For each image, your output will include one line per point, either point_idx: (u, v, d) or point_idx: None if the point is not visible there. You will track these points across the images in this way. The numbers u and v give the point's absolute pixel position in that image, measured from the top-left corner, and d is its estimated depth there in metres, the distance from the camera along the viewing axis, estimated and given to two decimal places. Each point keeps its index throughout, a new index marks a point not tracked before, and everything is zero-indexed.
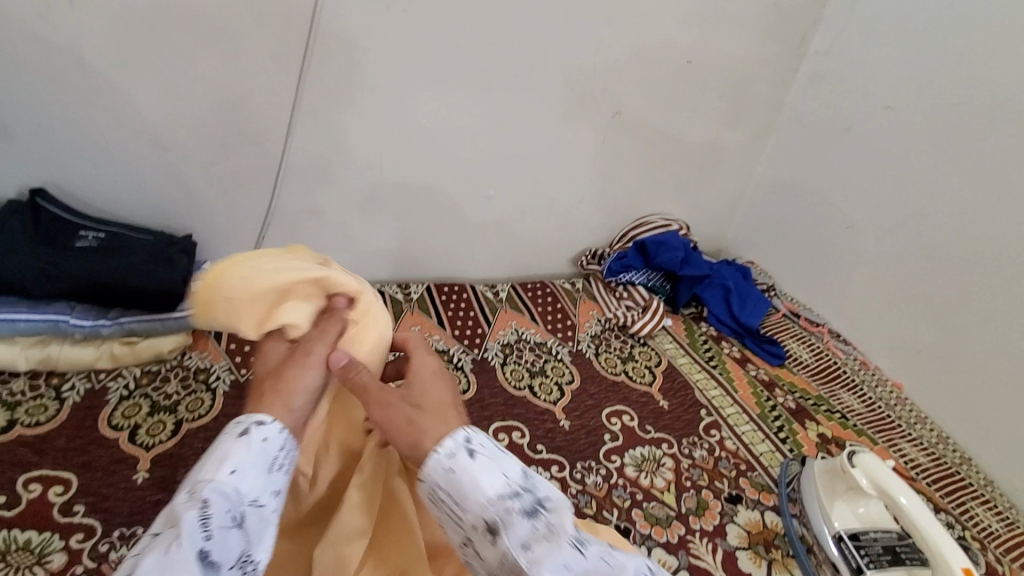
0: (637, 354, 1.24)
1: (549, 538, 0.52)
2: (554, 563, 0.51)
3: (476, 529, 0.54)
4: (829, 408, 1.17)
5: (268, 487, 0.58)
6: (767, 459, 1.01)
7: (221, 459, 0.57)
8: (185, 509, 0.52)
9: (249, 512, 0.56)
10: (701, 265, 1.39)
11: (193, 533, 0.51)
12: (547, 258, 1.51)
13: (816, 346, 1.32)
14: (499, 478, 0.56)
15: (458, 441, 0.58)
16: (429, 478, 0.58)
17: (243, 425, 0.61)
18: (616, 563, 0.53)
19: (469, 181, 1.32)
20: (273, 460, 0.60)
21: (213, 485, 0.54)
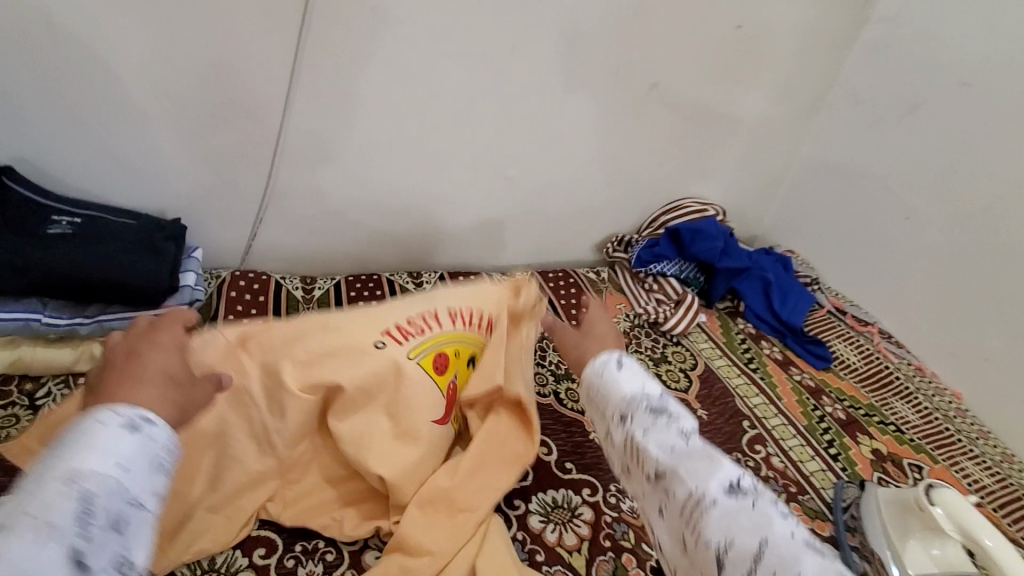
0: (670, 355, 1.13)
1: (664, 425, 0.57)
2: (661, 440, 0.56)
3: (610, 417, 0.61)
4: (882, 419, 1.07)
5: (155, 493, 0.40)
6: (818, 480, 0.92)
7: (92, 445, 0.39)
8: (50, 514, 0.34)
9: (132, 521, 0.38)
10: (741, 257, 1.27)
11: (68, 542, 0.34)
12: (570, 244, 1.39)
13: (864, 347, 1.20)
14: (634, 378, 0.63)
15: (606, 359, 0.65)
16: (586, 380, 0.66)
17: (133, 415, 0.42)
18: (719, 459, 0.53)
19: (489, 161, 1.19)
20: (164, 464, 0.42)
21: (97, 482, 0.37)
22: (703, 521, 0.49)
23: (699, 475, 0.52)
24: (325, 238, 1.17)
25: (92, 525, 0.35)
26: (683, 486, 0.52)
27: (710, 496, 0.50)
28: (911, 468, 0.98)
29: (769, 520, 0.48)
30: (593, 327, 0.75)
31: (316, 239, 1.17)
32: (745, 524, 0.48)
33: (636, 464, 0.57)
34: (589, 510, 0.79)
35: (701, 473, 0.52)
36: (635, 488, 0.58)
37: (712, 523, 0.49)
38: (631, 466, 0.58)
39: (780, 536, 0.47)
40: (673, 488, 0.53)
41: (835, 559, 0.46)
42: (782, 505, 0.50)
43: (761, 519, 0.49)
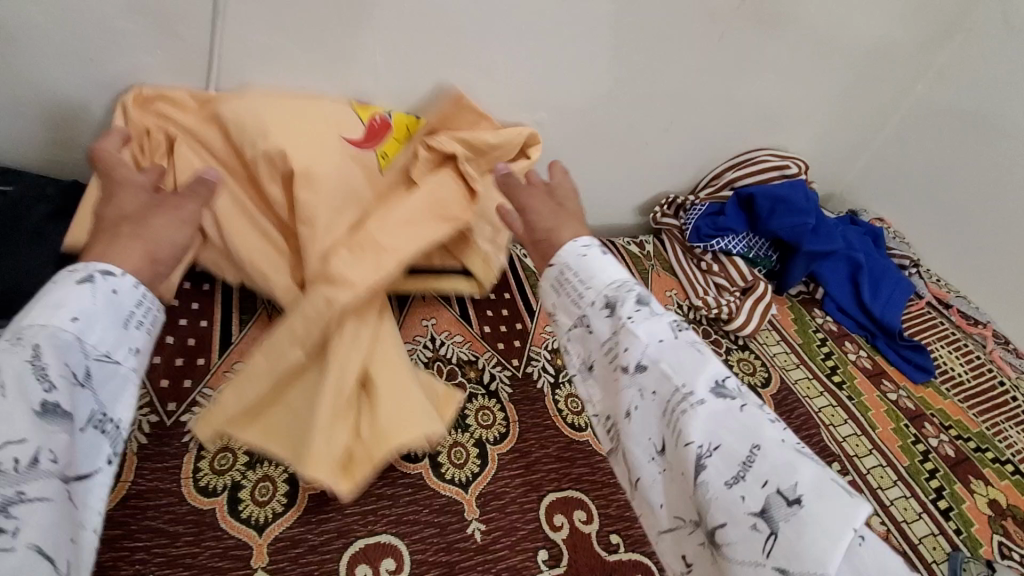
0: (735, 365, 0.90)
1: (650, 315, 0.49)
2: (647, 330, 0.47)
3: (591, 306, 0.51)
4: (997, 455, 0.85)
5: (124, 341, 0.45)
6: (928, 550, 0.72)
7: (54, 302, 0.42)
8: (3, 355, 0.38)
9: (96, 368, 0.43)
10: (832, 235, 0.99)
11: (22, 385, 0.37)
12: (607, 207, 1.10)
13: (973, 355, 0.97)
14: (624, 270, 0.53)
15: (588, 243, 0.55)
16: (557, 263, 0.55)
17: (86, 271, 0.45)
18: (707, 355, 0.46)
19: (513, 99, 0.89)
20: (130, 315, 0.46)
21: (45, 331, 0.40)
22: (684, 423, 0.43)
23: (683, 368, 0.45)
24: None
25: (47, 373, 0.39)
26: (665, 383, 0.45)
27: (698, 397, 0.43)
28: None
29: (762, 426, 0.41)
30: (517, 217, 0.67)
31: None
32: (733, 428, 0.41)
33: (606, 356, 0.49)
34: None
35: (690, 370, 0.45)
36: (604, 388, 0.50)
37: (694, 425, 0.42)
38: (602, 359, 0.50)
39: (772, 440, 0.40)
40: (653, 386, 0.46)
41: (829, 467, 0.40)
42: (772, 409, 0.43)
43: (753, 423, 0.41)
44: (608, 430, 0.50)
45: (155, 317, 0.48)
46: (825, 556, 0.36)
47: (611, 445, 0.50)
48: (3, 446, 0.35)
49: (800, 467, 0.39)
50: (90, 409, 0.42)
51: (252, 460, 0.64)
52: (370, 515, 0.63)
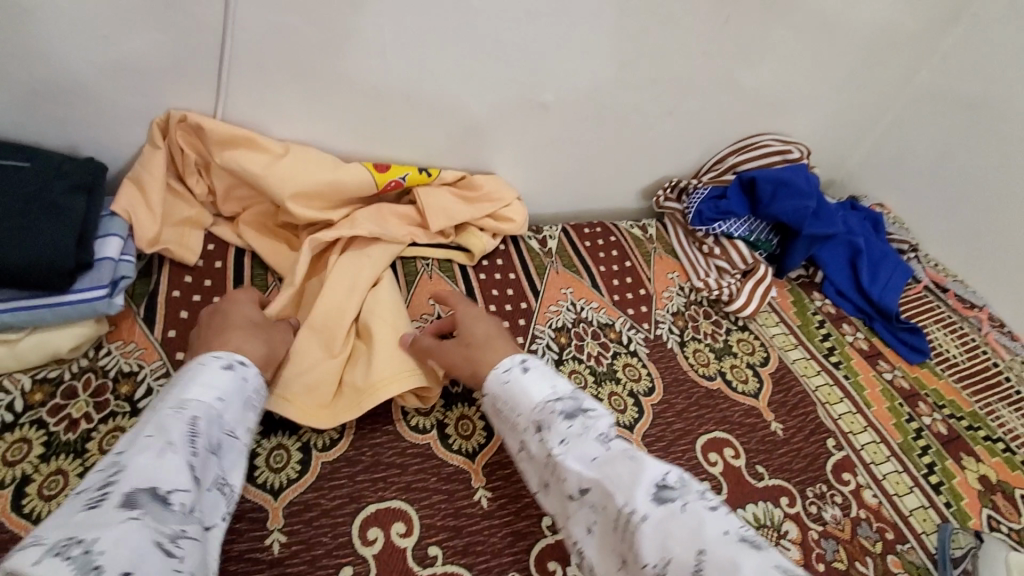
0: (735, 345, 0.92)
1: (582, 434, 0.57)
2: (582, 454, 0.56)
3: (525, 431, 0.61)
4: (989, 434, 0.87)
5: (243, 422, 0.58)
6: (919, 521, 0.74)
7: (203, 382, 0.56)
8: (173, 422, 0.51)
9: (224, 440, 0.55)
10: (834, 220, 1.00)
11: (183, 445, 0.50)
12: (611, 190, 1.11)
13: (969, 338, 0.98)
14: (546, 383, 0.62)
15: (511, 362, 0.65)
16: (490, 391, 0.64)
17: (228, 358, 0.60)
18: (641, 462, 0.53)
19: (518, 81, 0.90)
20: (251, 399, 0.60)
21: (200, 404, 0.54)
22: (636, 540, 0.49)
23: (623, 481, 0.52)
24: None
25: (197, 438, 0.52)
26: (612, 501, 0.52)
27: (640, 512, 0.50)
28: None
29: (703, 524, 0.48)
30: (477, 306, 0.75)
31: None
32: (677, 535, 0.48)
33: (559, 478, 0.57)
34: None
35: (627, 480, 0.52)
36: (562, 505, 0.58)
37: (645, 540, 0.49)
38: (555, 481, 0.58)
39: (713, 539, 0.47)
40: (601, 504, 0.53)
41: (761, 544, 0.48)
42: (707, 499, 0.50)
43: (694, 522, 0.48)
44: (578, 549, 0.57)
45: (263, 400, 0.62)
46: None
47: (582, 558, 0.56)
48: (172, 492, 0.46)
49: (740, 562, 0.45)
50: (216, 472, 0.54)
51: (266, 429, 0.66)
52: (381, 482, 0.65)
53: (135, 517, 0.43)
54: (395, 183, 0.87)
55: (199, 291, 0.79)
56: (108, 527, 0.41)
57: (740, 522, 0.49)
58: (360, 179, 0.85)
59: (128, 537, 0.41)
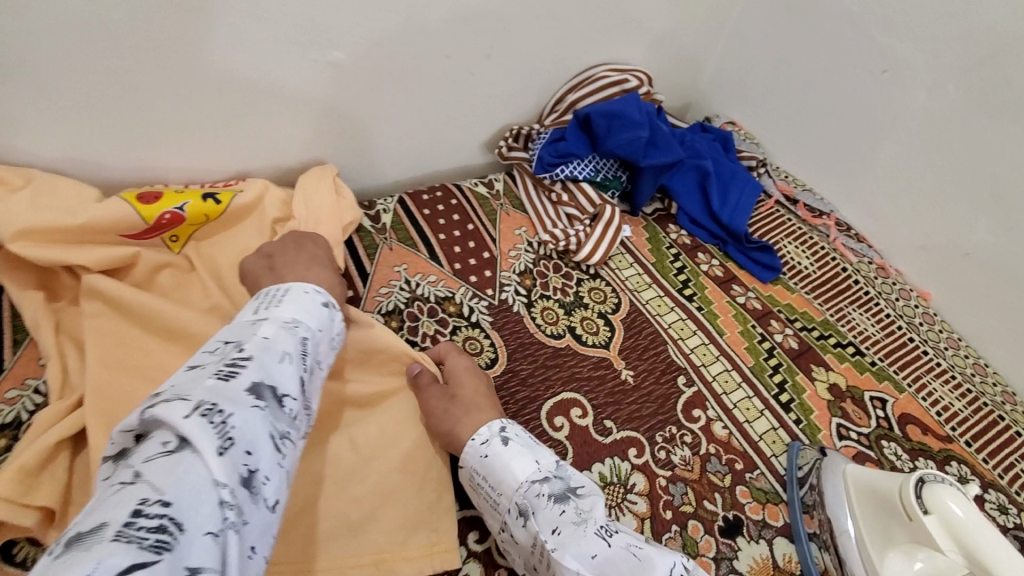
0: (585, 295, 0.87)
1: (576, 522, 0.54)
2: (578, 551, 0.52)
3: (508, 513, 0.58)
4: (839, 339, 0.87)
5: (329, 357, 0.58)
6: (768, 445, 0.73)
7: (308, 309, 0.56)
8: (287, 334, 0.52)
9: (318, 370, 0.55)
10: (671, 145, 0.96)
11: (296, 358, 0.51)
12: (451, 148, 1.02)
13: (818, 246, 0.98)
14: (530, 459, 0.59)
15: (489, 435, 0.62)
16: (469, 464, 0.62)
17: (326, 295, 0.61)
18: (646, 560, 0.50)
19: (292, 40, 0.77)
20: (337, 336, 0.60)
21: (305, 327, 0.55)
22: None
23: None
24: None
25: (305, 355, 0.53)
26: None
27: None
28: (873, 404, 0.80)
29: None
30: (462, 390, 0.67)
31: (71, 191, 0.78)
32: None
33: (549, 573, 0.53)
34: (477, 565, 0.60)
35: None
36: None
37: None
38: (545, 571, 0.54)
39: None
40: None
41: None
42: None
43: None
44: None
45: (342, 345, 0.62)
46: None
47: None
48: (287, 397, 0.48)
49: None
50: (314, 393, 0.54)
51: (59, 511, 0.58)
52: None
53: (259, 408, 0.45)
54: (166, 216, 0.73)
55: None
56: (240, 407, 0.43)
57: None
58: (118, 214, 0.71)
59: (255, 423, 0.44)
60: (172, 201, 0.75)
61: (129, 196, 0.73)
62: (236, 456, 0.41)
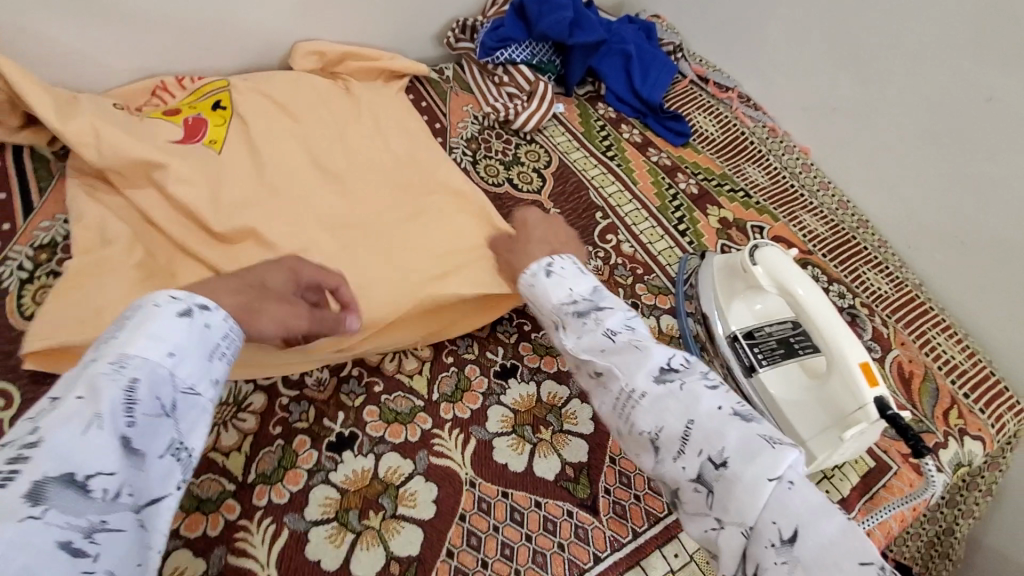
0: (522, 155, 1.03)
1: (595, 326, 0.63)
2: (591, 346, 0.62)
3: (550, 326, 0.68)
4: (733, 187, 1.06)
5: (206, 377, 0.51)
6: (665, 257, 0.93)
7: (156, 333, 0.49)
8: (107, 385, 0.45)
9: (179, 399, 0.49)
10: (594, 27, 1.10)
11: (114, 416, 0.44)
12: (403, 39, 1.14)
13: (723, 115, 1.15)
14: (567, 288, 0.67)
15: (536, 265, 0.70)
16: (520, 290, 0.72)
17: (187, 303, 0.52)
18: (647, 351, 0.58)
19: None
20: (215, 347, 0.53)
21: (144, 362, 0.47)
22: (634, 415, 0.56)
23: (626, 367, 0.58)
24: (67, 73, 0.91)
25: (135, 404, 0.45)
26: (615, 382, 0.59)
27: (640, 390, 0.57)
28: (753, 230, 0.99)
29: (698, 401, 0.54)
30: (457, 221, 0.84)
31: (66, 67, 0.90)
32: (672, 411, 0.54)
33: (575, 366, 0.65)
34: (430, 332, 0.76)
35: (632, 368, 0.58)
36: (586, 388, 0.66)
37: (644, 413, 0.56)
38: (573, 367, 0.65)
39: (704, 413, 0.53)
40: (606, 384, 0.60)
41: (753, 419, 0.53)
42: (711, 383, 0.56)
43: (689, 400, 0.54)
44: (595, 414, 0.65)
45: (236, 347, 0.56)
46: (744, 510, 0.48)
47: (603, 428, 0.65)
48: (96, 474, 0.42)
49: (725, 432, 0.51)
50: (174, 436, 0.48)
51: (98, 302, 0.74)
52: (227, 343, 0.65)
53: (38, 514, 0.38)
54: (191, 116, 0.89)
55: None
56: (0, 525, 0.36)
57: (738, 400, 0.54)
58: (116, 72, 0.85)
59: (28, 540, 0.37)
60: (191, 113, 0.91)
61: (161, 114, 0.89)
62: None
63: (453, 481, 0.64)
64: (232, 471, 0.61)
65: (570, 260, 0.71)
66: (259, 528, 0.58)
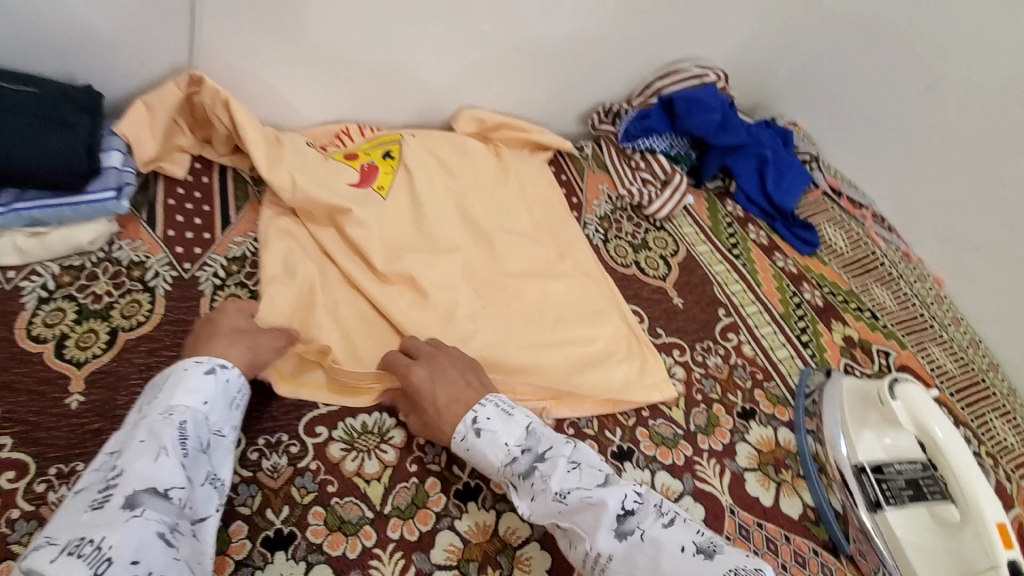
0: (651, 241, 1.07)
1: (542, 488, 0.64)
2: (546, 512, 0.64)
3: (498, 486, 0.68)
4: (859, 305, 1.05)
5: (231, 420, 0.64)
6: (785, 366, 0.92)
7: (191, 388, 0.62)
8: (165, 427, 0.58)
9: (212, 440, 0.62)
10: (738, 131, 1.16)
11: (175, 448, 0.57)
12: (553, 116, 1.24)
13: (854, 232, 1.16)
14: (501, 444, 0.67)
15: (464, 423, 0.68)
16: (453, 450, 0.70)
17: (211, 362, 0.65)
18: (600, 503, 0.62)
19: (456, 12, 1.02)
20: (234, 399, 0.66)
21: (187, 410, 0.60)
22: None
23: (589, 528, 0.62)
24: (273, 110, 1.03)
25: (187, 440, 0.59)
26: (580, 546, 0.62)
27: (605, 552, 0.60)
28: (878, 354, 0.98)
29: (662, 548, 0.59)
30: (588, 304, 0.92)
31: (273, 105, 1.03)
32: (641, 566, 0.59)
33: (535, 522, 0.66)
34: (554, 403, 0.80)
35: (590, 529, 0.61)
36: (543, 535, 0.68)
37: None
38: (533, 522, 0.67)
39: (670, 562, 0.58)
40: (572, 544, 0.63)
41: (724, 550, 0.60)
42: (664, 523, 0.61)
43: (653, 550, 0.59)
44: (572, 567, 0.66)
45: (247, 399, 0.68)
46: None
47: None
48: (172, 488, 0.55)
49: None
50: (214, 466, 0.61)
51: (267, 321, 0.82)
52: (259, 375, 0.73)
53: (137, 515, 0.51)
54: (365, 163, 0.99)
55: (191, 201, 0.91)
56: (112, 527, 0.50)
57: (695, 536, 0.60)
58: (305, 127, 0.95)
59: (132, 530, 0.50)
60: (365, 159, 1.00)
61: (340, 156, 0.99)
62: (117, 570, 0.48)
63: (567, 555, 0.67)
64: (371, 499, 0.67)
65: (491, 404, 0.70)
66: (391, 560, 0.63)
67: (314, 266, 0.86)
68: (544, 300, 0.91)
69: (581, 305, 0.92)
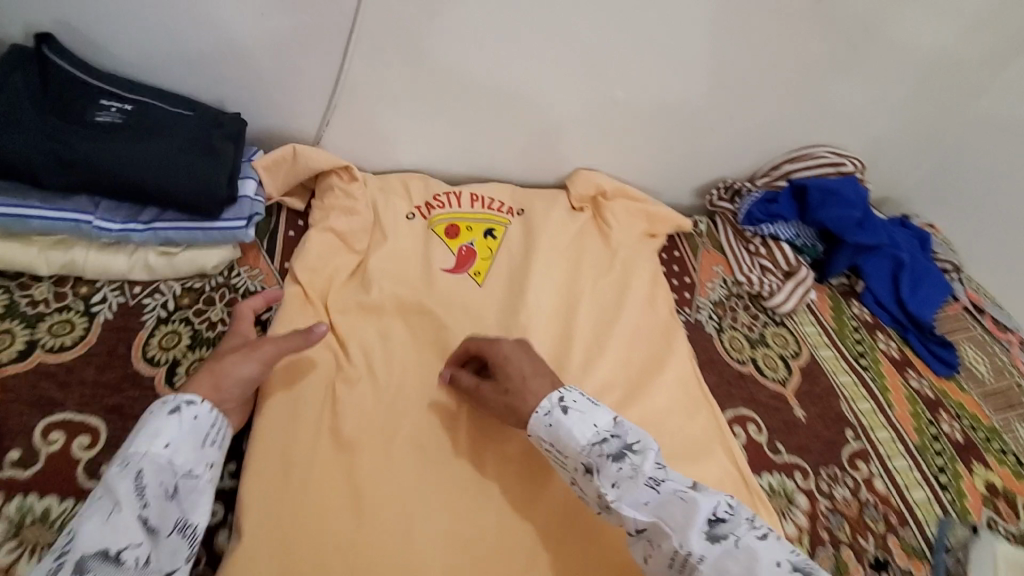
0: (769, 337, 0.99)
1: (631, 477, 0.61)
2: (635, 502, 0.60)
3: (575, 471, 0.64)
4: (1004, 446, 0.92)
5: (203, 460, 0.58)
6: (922, 512, 0.81)
7: (152, 432, 0.56)
8: (119, 480, 0.53)
9: (182, 483, 0.56)
10: (876, 230, 1.07)
11: (129, 502, 0.52)
12: (669, 187, 1.19)
13: (997, 358, 1.04)
14: (590, 425, 0.64)
15: (550, 403, 0.66)
16: (531, 430, 0.66)
17: (173, 402, 0.59)
18: (693, 501, 0.59)
19: (594, 78, 1.00)
20: (206, 436, 0.60)
21: (144, 457, 0.55)
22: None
23: (680, 525, 0.58)
24: (395, 150, 1.03)
25: (145, 493, 0.53)
26: (668, 541, 0.58)
27: (697, 553, 0.57)
28: None
29: (757, 559, 0.56)
30: (701, 403, 0.85)
31: (399, 148, 1.03)
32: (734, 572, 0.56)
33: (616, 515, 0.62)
34: None
35: (682, 524, 0.58)
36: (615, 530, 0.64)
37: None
38: (612, 514, 0.62)
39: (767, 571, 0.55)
40: (658, 540, 0.59)
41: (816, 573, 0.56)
42: (757, 531, 0.59)
43: (749, 560, 0.56)
44: None
45: (226, 434, 0.62)
46: None
47: None
48: (124, 549, 0.50)
49: None
50: (186, 514, 0.56)
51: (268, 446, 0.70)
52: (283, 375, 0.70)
53: None
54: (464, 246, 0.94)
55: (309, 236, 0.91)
56: None
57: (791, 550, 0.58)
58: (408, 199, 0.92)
59: None
60: (464, 237, 0.95)
61: (440, 231, 0.94)
62: None
63: None
64: None
65: (578, 390, 0.68)
66: None
67: (422, 321, 0.83)
68: (655, 390, 0.84)
69: (694, 404, 0.84)
